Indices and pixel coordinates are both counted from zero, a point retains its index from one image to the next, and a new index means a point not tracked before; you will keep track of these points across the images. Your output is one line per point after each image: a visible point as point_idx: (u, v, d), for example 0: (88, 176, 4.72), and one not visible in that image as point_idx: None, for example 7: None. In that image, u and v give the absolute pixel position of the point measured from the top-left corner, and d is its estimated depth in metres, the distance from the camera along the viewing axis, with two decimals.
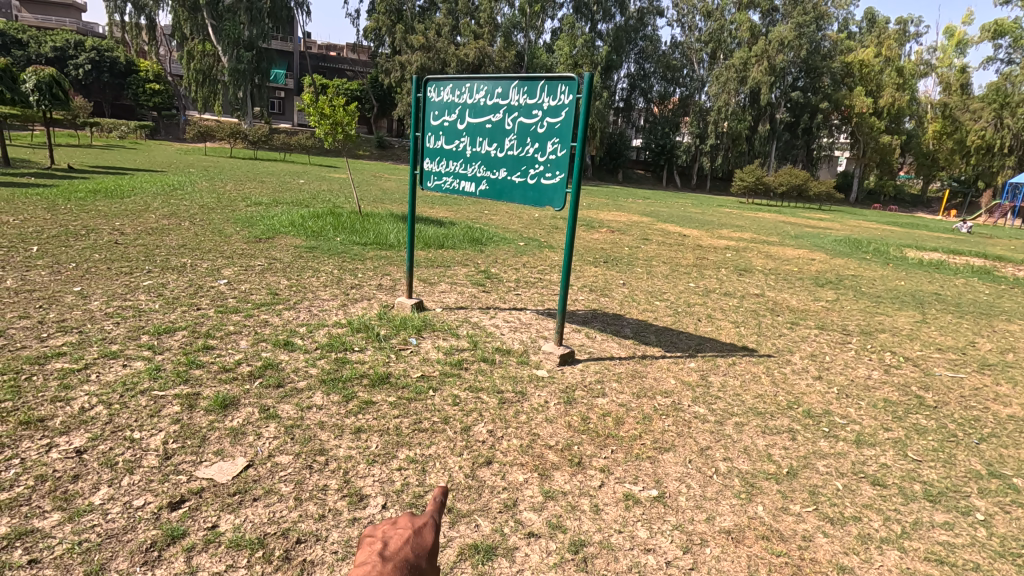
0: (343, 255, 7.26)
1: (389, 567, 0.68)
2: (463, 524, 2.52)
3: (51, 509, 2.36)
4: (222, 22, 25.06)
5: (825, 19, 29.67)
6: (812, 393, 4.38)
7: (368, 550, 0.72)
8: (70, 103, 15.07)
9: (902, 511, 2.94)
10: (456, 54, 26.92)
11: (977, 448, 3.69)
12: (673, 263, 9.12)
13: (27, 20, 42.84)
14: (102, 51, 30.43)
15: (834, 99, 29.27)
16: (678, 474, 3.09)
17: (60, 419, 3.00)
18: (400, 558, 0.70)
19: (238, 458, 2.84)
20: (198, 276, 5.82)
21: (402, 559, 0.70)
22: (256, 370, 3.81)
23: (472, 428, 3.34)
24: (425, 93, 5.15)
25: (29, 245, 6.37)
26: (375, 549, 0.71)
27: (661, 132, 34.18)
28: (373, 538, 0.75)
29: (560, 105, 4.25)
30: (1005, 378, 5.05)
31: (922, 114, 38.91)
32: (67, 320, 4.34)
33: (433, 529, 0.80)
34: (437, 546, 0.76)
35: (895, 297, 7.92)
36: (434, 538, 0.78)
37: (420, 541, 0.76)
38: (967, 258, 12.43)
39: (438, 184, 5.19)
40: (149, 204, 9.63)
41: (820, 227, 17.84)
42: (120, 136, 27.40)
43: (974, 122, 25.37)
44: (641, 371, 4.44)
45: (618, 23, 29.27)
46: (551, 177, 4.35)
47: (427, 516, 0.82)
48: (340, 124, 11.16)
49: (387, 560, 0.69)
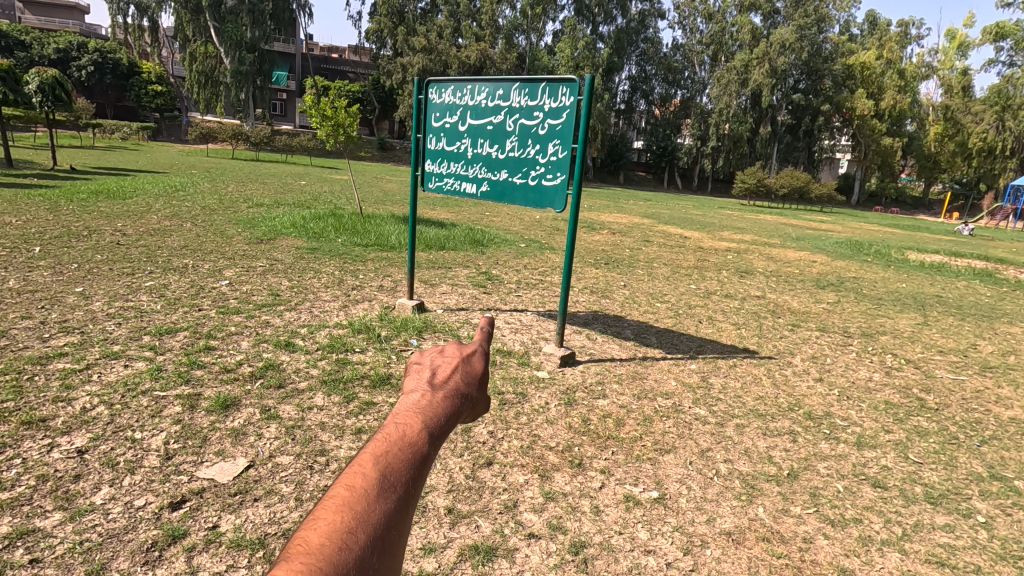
0: (344, 256, 7.28)
1: (439, 394, 1.00)
2: (463, 525, 2.52)
3: (53, 509, 2.36)
4: (224, 24, 25.14)
5: (826, 21, 29.69)
6: (813, 395, 4.38)
7: (421, 375, 1.06)
8: (73, 105, 15.12)
9: (903, 513, 2.93)
10: (457, 56, 27.05)
11: (978, 451, 3.69)
12: (674, 265, 9.12)
13: (31, 22, 43.07)
14: (105, 53, 30.50)
15: (835, 101, 29.26)
16: (679, 475, 3.09)
17: (62, 419, 3.01)
18: (449, 386, 1.04)
19: (238, 458, 2.84)
20: (200, 277, 5.83)
21: (450, 386, 1.04)
22: (257, 371, 3.81)
23: (473, 429, 3.34)
24: (426, 95, 5.16)
25: (31, 247, 6.38)
26: (430, 376, 1.06)
27: (663, 135, 34.20)
28: (425, 367, 1.09)
29: (561, 107, 4.27)
30: (1006, 380, 5.04)
31: (924, 116, 38.89)
32: (69, 320, 4.34)
33: (472, 362, 1.13)
34: (475, 376, 1.09)
35: (896, 299, 7.93)
36: (472, 369, 1.11)
37: (469, 369, 1.10)
38: (968, 260, 12.43)
39: (439, 185, 5.20)
40: (151, 206, 9.65)
41: (821, 229, 17.82)
42: (122, 138, 27.48)
43: (976, 124, 25.33)
44: (641, 372, 4.45)
45: (620, 25, 29.25)
46: (552, 179, 4.37)
47: (468, 351, 1.14)
48: (342, 125, 11.17)
49: (440, 388, 1.02)
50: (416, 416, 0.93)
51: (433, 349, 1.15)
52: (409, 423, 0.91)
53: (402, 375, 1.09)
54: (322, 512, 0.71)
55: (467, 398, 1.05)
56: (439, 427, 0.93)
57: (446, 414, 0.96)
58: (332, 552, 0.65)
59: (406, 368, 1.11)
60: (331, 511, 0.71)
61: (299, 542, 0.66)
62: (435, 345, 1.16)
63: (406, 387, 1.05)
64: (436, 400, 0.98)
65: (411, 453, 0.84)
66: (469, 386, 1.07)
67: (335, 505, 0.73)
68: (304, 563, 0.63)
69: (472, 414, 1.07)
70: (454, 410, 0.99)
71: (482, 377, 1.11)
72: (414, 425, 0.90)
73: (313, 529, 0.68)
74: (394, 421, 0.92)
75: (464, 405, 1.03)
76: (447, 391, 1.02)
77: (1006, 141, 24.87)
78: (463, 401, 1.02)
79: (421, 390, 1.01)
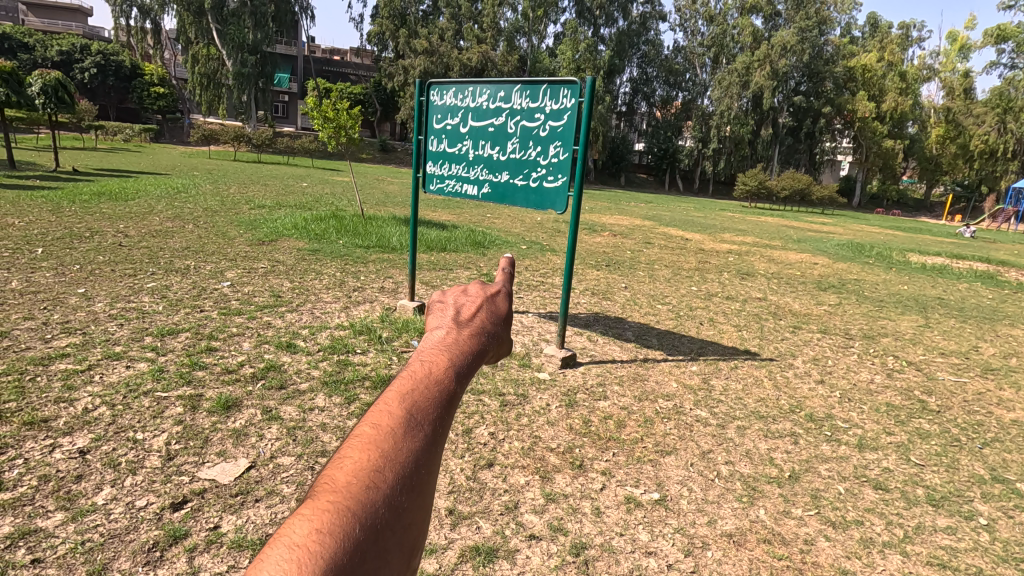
0: (346, 258, 7.29)
1: (464, 333, 0.99)
2: (464, 526, 2.52)
3: (55, 509, 2.37)
4: (226, 26, 25.20)
5: (827, 23, 29.72)
6: (814, 397, 4.37)
7: (444, 314, 1.06)
8: (75, 107, 15.16)
9: (905, 515, 2.93)
10: (459, 58, 27.09)
11: (980, 453, 3.68)
12: (675, 267, 9.12)
13: (35, 24, 43.31)
14: (107, 55, 30.59)
15: (836, 104, 29.28)
16: (679, 477, 3.09)
17: (64, 419, 3.01)
18: (473, 326, 1.02)
19: (240, 460, 2.84)
20: (202, 279, 5.84)
21: (475, 326, 1.02)
22: (259, 372, 3.82)
23: (473, 430, 3.34)
24: (427, 96, 5.17)
25: (34, 248, 6.40)
26: (454, 316, 1.04)
27: (664, 136, 34.27)
28: (449, 306, 1.08)
29: (562, 109, 4.29)
30: (1008, 382, 5.04)
31: (925, 119, 38.88)
32: (71, 321, 4.35)
33: (495, 304, 1.12)
34: (499, 315, 1.09)
35: (898, 301, 7.92)
36: (495, 309, 1.11)
37: (493, 308, 1.11)
38: (970, 262, 12.41)
39: (441, 187, 5.20)
40: (153, 207, 9.67)
41: (823, 231, 17.80)
42: (124, 139, 27.58)
43: (977, 126, 25.31)
44: (643, 374, 4.44)
45: (621, 28, 29.27)
46: (553, 180, 4.39)
47: (492, 290, 1.15)
48: (344, 127, 11.18)
49: (465, 327, 1.01)
50: (442, 353, 0.91)
51: (455, 291, 1.15)
52: (436, 360, 0.88)
53: (425, 317, 1.08)
54: (349, 451, 0.69)
55: (491, 338, 1.03)
56: (465, 363, 0.90)
57: (471, 352, 0.94)
58: (359, 490, 0.62)
59: (428, 309, 1.10)
60: (359, 450, 0.69)
61: (325, 479, 0.64)
62: (458, 286, 1.16)
63: (430, 326, 1.03)
64: (461, 339, 0.96)
65: (441, 393, 0.81)
66: (492, 324, 1.06)
67: (359, 444, 0.70)
68: (330, 502, 0.60)
69: (495, 354, 1.05)
70: (479, 348, 0.97)
71: (507, 318, 1.10)
72: (441, 362, 0.88)
73: (340, 469, 0.65)
74: (420, 361, 0.88)
75: (489, 345, 1.01)
76: (472, 330, 1.00)
77: (1007, 144, 24.85)
78: (489, 339, 1.02)
79: (446, 329, 0.99)
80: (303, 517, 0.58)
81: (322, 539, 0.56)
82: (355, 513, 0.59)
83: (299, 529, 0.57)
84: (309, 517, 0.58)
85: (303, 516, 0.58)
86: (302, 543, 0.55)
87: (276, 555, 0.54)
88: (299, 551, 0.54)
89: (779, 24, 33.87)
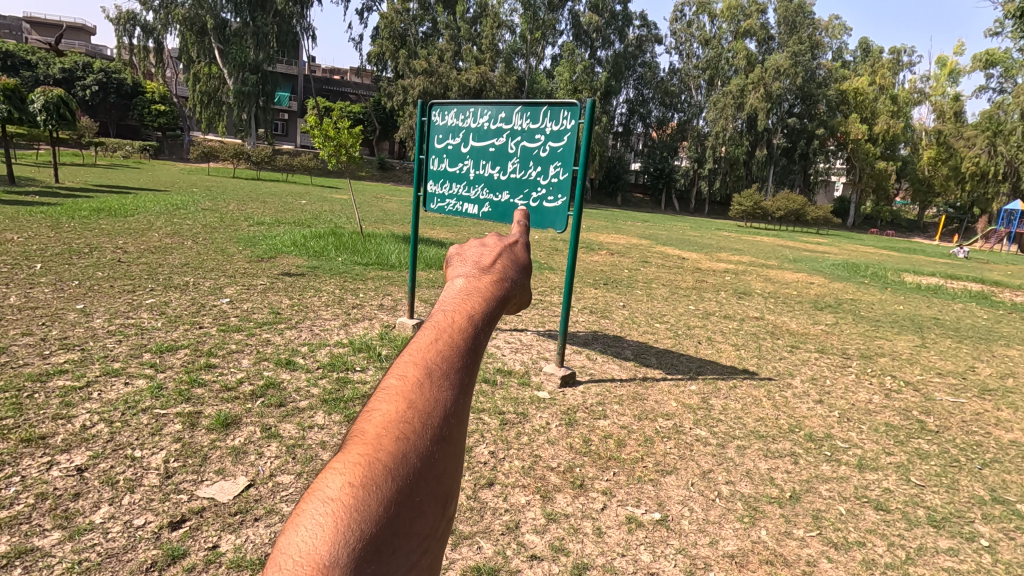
0: (345, 275, 7.30)
1: (487, 276, 1.00)
2: (466, 546, 2.50)
3: (51, 527, 2.34)
4: (228, 45, 25.48)
5: (820, 49, 30.56)
6: (813, 416, 4.38)
7: (470, 259, 1.08)
8: (76, 124, 15.32)
9: (906, 537, 2.92)
10: (457, 79, 27.56)
11: (979, 474, 3.68)
12: (672, 285, 9.20)
13: (36, 41, 44.08)
14: (110, 72, 30.77)
15: (829, 126, 29.96)
16: (681, 497, 3.08)
17: (62, 436, 2.99)
18: (495, 273, 1.02)
19: (239, 478, 2.82)
20: (201, 295, 5.84)
21: (497, 273, 1.02)
22: (258, 390, 3.80)
23: (474, 448, 3.34)
24: (429, 117, 5.24)
25: (32, 263, 6.39)
26: (474, 264, 1.05)
27: (660, 157, 34.69)
28: (469, 256, 1.10)
29: (562, 130, 4.38)
30: (1006, 404, 5.02)
31: (916, 141, 39.62)
32: (69, 338, 4.33)
33: (514, 252, 1.15)
34: (518, 264, 1.10)
35: (894, 321, 7.97)
36: (515, 258, 1.12)
37: (511, 257, 1.12)
38: (964, 282, 12.54)
39: (441, 206, 5.19)
40: (152, 223, 9.69)
41: (818, 252, 17.93)
42: (123, 156, 27.82)
43: (968, 149, 25.89)
44: (642, 394, 4.43)
45: (617, 50, 29.89)
46: (552, 201, 4.47)
47: (508, 242, 1.19)
48: (344, 146, 11.16)
49: (487, 273, 1.01)
50: (465, 300, 0.91)
51: (475, 244, 1.17)
52: (459, 309, 0.87)
53: (445, 269, 1.09)
54: (381, 403, 0.71)
55: (513, 284, 1.03)
56: (488, 310, 0.90)
57: (494, 297, 0.94)
58: (390, 444, 0.64)
59: (449, 262, 1.11)
60: (390, 402, 0.70)
61: (358, 432, 0.67)
62: (478, 238, 1.18)
63: (450, 276, 1.04)
64: (483, 285, 0.96)
65: (466, 341, 0.81)
66: (512, 272, 1.06)
67: (393, 396, 0.71)
68: (366, 454, 0.62)
69: (518, 302, 1.06)
70: (503, 293, 0.97)
71: (527, 265, 1.13)
72: (464, 310, 0.88)
73: (370, 422, 0.68)
74: (444, 309, 0.89)
75: (511, 292, 1.01)
76: (494, 276, 1.01)
77: (998, 165, 25.32)
78: (510, 285, 1.02)
79: (467, 276, 1.00)
80: (337, 471, 0.61)
81: (357, 494, 0.58)
82: (388, 468, 0.62)
83: (335, 483, 0.60)
84: (343, 472, 0.61)
85: (337, 471, 0.61)
86: (337, 497, 0.58)
87: (313, 511, 0.57)
88: (335, 505, 0.57)
89: (774, 48, 34.61)
